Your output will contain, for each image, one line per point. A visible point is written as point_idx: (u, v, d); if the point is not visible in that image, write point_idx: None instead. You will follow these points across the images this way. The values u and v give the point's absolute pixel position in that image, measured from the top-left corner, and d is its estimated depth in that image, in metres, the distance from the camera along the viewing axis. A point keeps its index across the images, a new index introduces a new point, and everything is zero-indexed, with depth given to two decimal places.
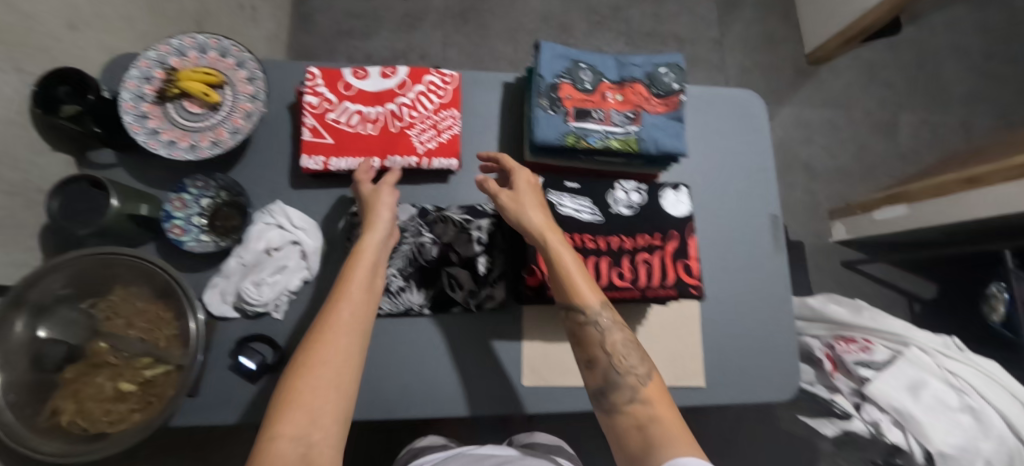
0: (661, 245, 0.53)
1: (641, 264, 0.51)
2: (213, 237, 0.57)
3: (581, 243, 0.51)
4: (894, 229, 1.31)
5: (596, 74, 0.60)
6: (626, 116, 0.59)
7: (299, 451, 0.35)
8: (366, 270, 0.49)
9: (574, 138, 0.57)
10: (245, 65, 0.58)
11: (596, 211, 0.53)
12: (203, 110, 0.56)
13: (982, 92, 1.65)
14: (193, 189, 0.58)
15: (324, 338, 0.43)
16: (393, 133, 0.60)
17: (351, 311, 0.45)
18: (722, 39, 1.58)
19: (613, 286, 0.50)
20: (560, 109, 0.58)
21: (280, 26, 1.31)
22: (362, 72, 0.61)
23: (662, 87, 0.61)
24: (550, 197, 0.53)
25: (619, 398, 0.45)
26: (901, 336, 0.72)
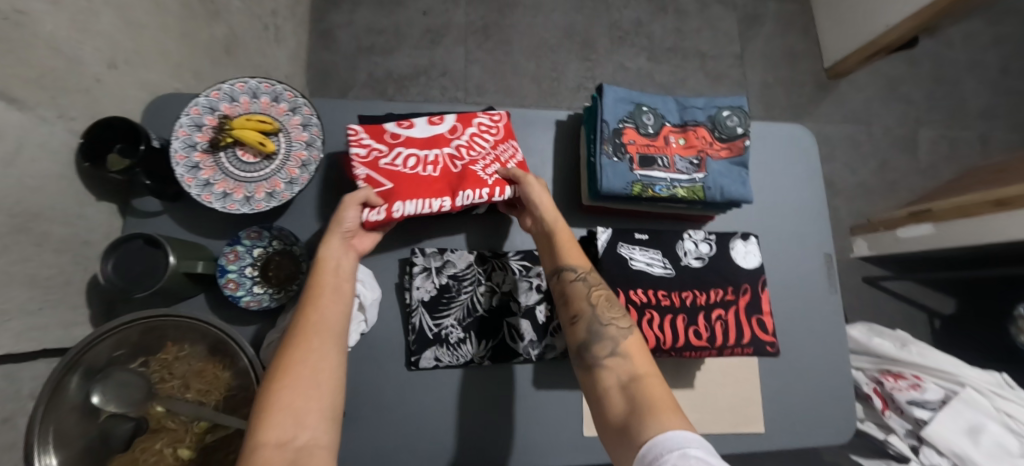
0: (734, 299, 0.52)
1: (716, 321, 0.50)
2: (266, 289, 0.55)
3: (657, 299, 0.50)
4: (919, 247, 1.31)
5: (658, 118, 0.59)
6: (691, 162, 0.58)
7: (288, 454, 0.35)
8: (333, 274, 0.48)
9: (640, 187, 0.56)
10: (299, 110, 0.56)
11: (667, 265, 0.52)
12: (257, 159, 0.54)
13: (999, 106, 1.66)
14: (247, 240, 0.56)
15: (301, 341, 0.42)
16: (456, 172, 0.57)
17: (324, 310, 0.45)
18: (743, 53, 1.57)
19: (691, 346, 0.48)
20: (625, 155, 0.57)
21: (299, 44, 1.28)
22: (407, 122, 0.60)
23: (725, 131, 0.59)
24: (620, 251, 0.52)
25: (600, 353, 0.45)
26: (953, 375, 0.72)
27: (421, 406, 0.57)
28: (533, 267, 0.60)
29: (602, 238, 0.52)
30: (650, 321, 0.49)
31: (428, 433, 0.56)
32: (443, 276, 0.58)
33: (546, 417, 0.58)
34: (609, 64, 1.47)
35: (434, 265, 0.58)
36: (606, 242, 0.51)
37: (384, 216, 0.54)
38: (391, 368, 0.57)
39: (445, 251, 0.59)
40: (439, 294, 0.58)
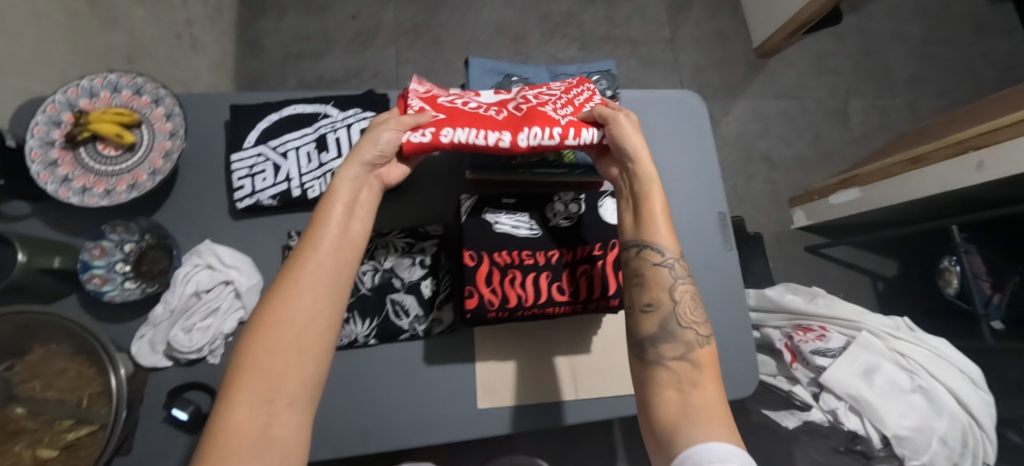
0: (602, 255, 0.51)
1: (581, 276, 0.50)
2: (138, 284, 0.55)
3: (519, 260, 0.50)
4: (851, 212, 1.34)
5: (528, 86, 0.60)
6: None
7: (262, 418, 0.37)
8: (331, 224, 0.45)
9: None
10: (162, 102, 0.55)
11: (534, 226, 0.52)
12: (118, 152, 0.53)
13: (924, 74, 1.72)
14: (114, 236, 0.55)
15: (288, 302, 0.41)
16: (522, 110, 0.53)
17: (325, 273, 0.43)
18: (674, 38, 1.61)
19: (553, 302, 0.49)
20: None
21: (224, 54, 1.27)
22: (475, 74, 0.59)
23: None
24: (486, 216, 0.52)
25: (670, 351, 0.45)
26: (854, 321, 0.73)
27: None
28: (417, 243, 0.60)
29: (466, 204, 0.52)
30: (512, 280, 0.49)
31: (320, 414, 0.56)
32: None
33: (440, 392, 0.58)
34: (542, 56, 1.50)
35: None
36: (470, 208, 0.52)
37: (431, 140, 0.48)
38: None
39: None
40: None
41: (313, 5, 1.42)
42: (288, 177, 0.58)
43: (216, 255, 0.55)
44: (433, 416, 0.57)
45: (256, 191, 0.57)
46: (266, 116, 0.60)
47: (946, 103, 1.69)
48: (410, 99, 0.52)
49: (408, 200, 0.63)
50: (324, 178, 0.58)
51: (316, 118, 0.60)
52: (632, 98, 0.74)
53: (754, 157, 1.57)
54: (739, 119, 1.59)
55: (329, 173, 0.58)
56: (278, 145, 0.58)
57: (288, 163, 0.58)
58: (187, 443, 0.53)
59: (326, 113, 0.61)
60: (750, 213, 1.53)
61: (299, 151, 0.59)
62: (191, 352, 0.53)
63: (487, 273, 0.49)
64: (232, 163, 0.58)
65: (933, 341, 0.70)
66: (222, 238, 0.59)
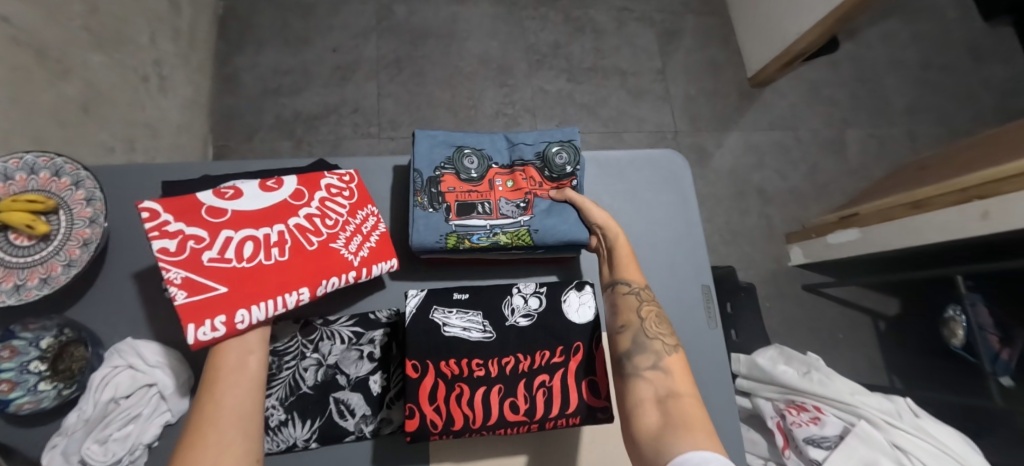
0: (563, 361, 0.46)
1: (539, 388, 0.45)
2: (55, 384, 0.49)
3: (469, 371, 0.45)
4: (851, 253, 1.29)
5: (483, 159, 0.56)
6: (517, 205, 0.54)
7: None
8: (236, 355, 0.44)
9: (455, 239, 0.52)
10: (82, 184, 0.51)
11: (487, 327, 0.47)
12: (30, 241, 0.48)
13: (923, 101, 1.67)
14: (25, 333, 0.48)
15: (213, 426, 0.38)
16: (310, 252, 0.49)
17: (239, 394, 0.41)
18: (664, 69, 1.57)
19: (505, 421, 0.44)
20: (442, 205, 0.53)
21: (197, 91, 1.24)
22: (230, 191, 0.49)
23: (554, 169, 0.56)
24: (433, 317, 0.47)
25: (642, 362, 0.45)
26: (851, 405, 0.68)
27: None
28: (366, 332, 0.55)
29: (412, 302, 0.47)
30: (459, 396, 0.44)
31: None
32: None
33: None
34: (528, 88, 1.46)
35: None
36: (416, 306, 0.47)
37: (225, 332, 0.43)
38: None
39: None
40: None
41: (292, 39, 1.38)
42: None
43: (140, 354, 0.50)
44: None
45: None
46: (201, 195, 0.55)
47: (947, 132, 1.63)
48: (166, 272, 0.43)
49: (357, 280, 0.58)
50: None
51: None
52: (609, 160, 0.71)
53: (748, 191, 1.52)
54: (732, 152, 1.54)
55: None
56: None
57: None
58: None
59: None
60: (745, 250, 1.47)
61: None
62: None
63: (431, 388, 0.44)
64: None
65: (937, 432, 0.65)
66: (151, 329, 0.54)
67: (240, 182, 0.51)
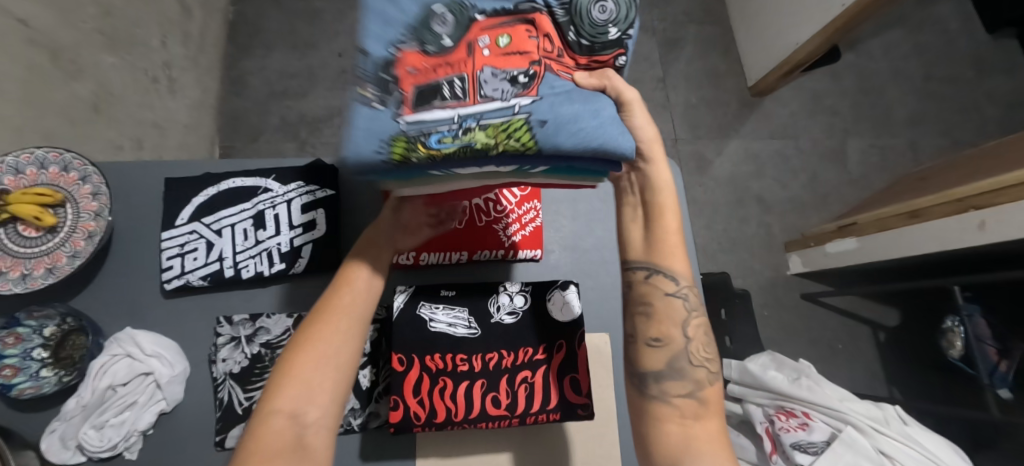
0: (545, 359, 0.47)
1: (521, 384, 0.46)
2: (56, 371, 0.51)
3: (453, 365, 0.46)
4: (849, 262, 1.29)
5: (462, 13, 0.34)
6: (510, 79, 0.32)
7: (293, 430, 0.38)
8: (371, 261, 0.47)
9: (403, 144, 0.29)
10: (88, 179, 0.53)
11: (473, 324, 0.48)
12: (38, 232, 0.50)
13: (925, 113, 1.67)
14: (29, 321, 0.51)
15: (328, 325, 0.43)
16: (479, 227, 0.59)
17: (356, 299, 0.45)
18: (665, 77, 1.58)
19: (487, 416, 0.45)
20: (396, 93, 0.31)
21: (206, 93, 1.27)
22: None
23: (583, 29, 0.36)
24: (421, 313, 0.48)
25: (674, 384, 0.44)
26: (839, 411, 0.68)
27: None
28: None
29: (400, 298, 0.48)
30: (442, 390, 0.45)
31: None
32: (255, 345, 0.54)
33: None
34: None
35: (244, 334, 0.54)
36: (404, 302, 0.48)
37: (412, 263, 0.58)
38: (194, 448, 0.52)
39: (258, 318, 0.55)
40: (250, 365, 0.53)
41: (300, 43, 1.42)
42: (220, 257, 0.55)
43: (137, 344, 0.52)
44: None
45: (185, 272, 0.55)
46: (202, 191, 0.57)
47: (949, 143, 1.63)
48: None
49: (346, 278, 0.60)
50: (259, 256, 0.55)
51: (255, 192, 0.57)
52: None
53: (747, 199, 1.52)
54: (732, 160, 1.55)
55: (264, 251, 0.55)
56: (212, 221, 0.56)
57: (222, 241, 0.55)
58: None
59: (267, 187, 0.57)
60: (743, 258, 1.47)
61: (234, 228, 0.56)
62: (102, 451, 0.49)
63: (415, 381, 0.45)
64: (163, 242, 0.55)
65: (928, 441, 0.64)
66: (151, 320, 0.56)
67: None
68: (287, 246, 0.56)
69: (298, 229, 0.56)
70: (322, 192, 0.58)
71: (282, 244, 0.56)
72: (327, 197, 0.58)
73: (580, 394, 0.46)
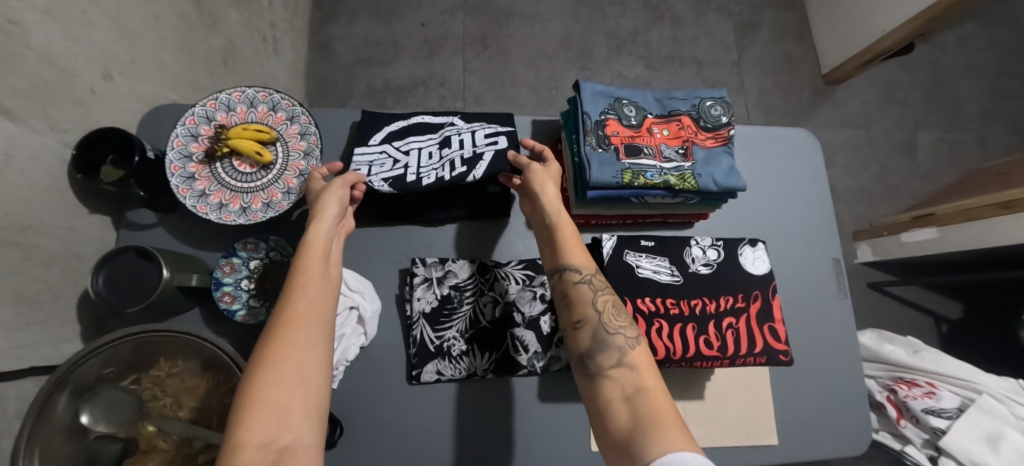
0: (745, 307, 0.50)
1: (728, 329, 0.49)
2: (261, 301, 0.53)
3: (665, 308, 0.49)
4: (924, 251, 1.30)
5: (640, 110, 0.57)
6: (678, 151, 0.55)
7: (269, 457, 0.32)
8: (321, 259, 0.44)
9: (630, 175, 0.52)
10: (296, 119, 0.55)
11: (675, 272, 0.52)
12: (254, 169, 0.54)
13: (995, 110, 1.67)
14: (243, 252, 0.55)
15: (289, 339, 0.38)
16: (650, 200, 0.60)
17: (313, 303, 0.41)
18: (741, 61, 1.58)
19: (702, 356, 0.47)
20: (610, 147, 0.54)
21: (298, 56, 1.29)
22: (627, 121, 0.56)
23: (710, 120, 0.58)
24: (627, 259, 0.51)
25: (605, 360, 0.42)
26: (968, 381, 0.70)
27: (422, 422, 0.55)
28: (536, 276, 0.59)
29: (607, 245, 0.51)
30: (659, 331, 0.48)
31: (428, 454, 0.54)
32: (444, 287, 0.57)
33: (552, 430, 0.56)
34: (607, 72, 1.48)
35: (435, 276, 0.57)
36: (612, 249, 0.51)
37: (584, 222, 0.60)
38: (389, 382, 0.56)
39: (447, 262, 0.58)
40: (440, 305, 0.56)
41: (384, 12, 1.42)
42: (406, 165, 0.56)
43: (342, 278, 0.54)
44: (552, 459, 0.55)
45: (372, 174, 0.55)
46: (392, 123, 0.60)
47: (1018, 141, 1.63)
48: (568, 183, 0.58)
49: (516, 227, 0.62)
50: (443, 188, 0.57)
51: (442, 126, 0.60)
52: (744, 136, 0.72)
53: None
54: None
55: (448, 176, 0.57)
56: (401, 144, 0.58)
57: (409, 159, 0.57)
58: None
59: (453, 124, 0.60)
60: None
61: (421, 166, 0.58)
62: None
63: (631, 321, 0.48)
64: (355, 156, 0.56)
65: None
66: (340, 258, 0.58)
67: (632, 113, 0.57)
68: (471, 191, 0.58)
69: None
70: (503, 144, 0.60)
71: (464, 175, 0.57)
72: (507, 132, 0.59)
73: (782, 341, 0.49)
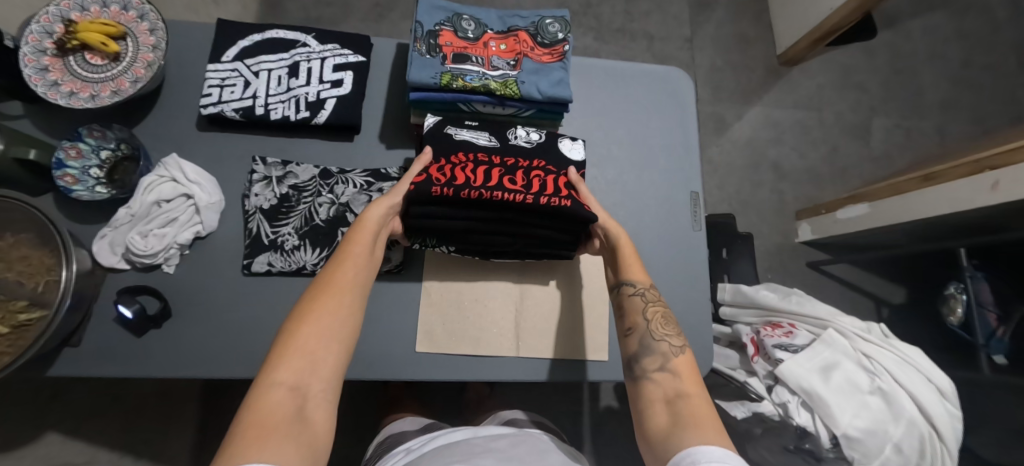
0: (556, 171, 0.55)
1: (535, 178, 0.53)
2: (110, 190, 0.58)
3: (475, 157, 0.53)
4: (857, 228, 1.28)
5: (479, 25, 0.59)
6: (508, 62, 0.57)
7: (296, 400, 0.37)
8: (370, 239, 0.47)
9: (449, 77, 0.54)
10: (146, 17, 0.59)
11: (493, 139, 0.57)
12: (104, 61, 0.57)
13: (959, 98, 1.62)
14: (89, 139, 0.57)
15: (341, 276, 0.44)
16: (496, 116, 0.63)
17: (356, 272, 0.45)
18: (694, 38, 1.58)
19: (503, 187, 0.50)
20: (439, 54, 0.56)
21: (246, 10, 1.33)
22: (465, 34, 0.58)
23: (547, 36, 0.59)
24: (447, 131, 0.56)
25: (649, 364, 0.47)
26: (823, 320, 0.71)
27: (254, 312, 0.58)
28: (377, 182, 0.61)
29: (431, 120, 0.56)
30: (464, 167, 0.51)
31: (258, 340, 0.58)
32: (284, 186, 0.60)
33: (379, 326, 0.59)
34: None
35: (275, 175, 0.60)
36: (432, 124, 0.56)
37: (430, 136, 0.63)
38: (227, 274, 0.59)
39: (289, 163, 0.61)
40: (278, 203, 0.59)
41: None
42: (254, 95, 0.60)
43: (181, 169, 0.57)
44: (374, 354, 0.59)
45: (221, 101, 0.59)
46: (247, 36, 0.62)
47: (980, 131, 1.58)
48: None
49: (367, 139, 0.64)
50: (288, 102, 0.60)
51: (294, 45, 0.62)
52: (616, 69, 0.73)
53: (763, 165, 1.52)
54: (751, 125, 1.54)
55: (294, 98, 0.60)
56: (252, 63, 0.61)
57: (258, 82, 0.60)
58: (133, 342, 0.56)
59: (306, 43, 0.63)
60: (753, 221, 1.48)
61: (271, 73, 0.61)
62: (147, 256, 0.55)
63: (440, 162, 0.52)
64: (208, 70, 0.60)
65: (903, 346, 0.67)
66: (192, 158, 0.61)
67: (472, 27, 0.59)
68: (315, 97, 0.61)
69: (327, 84, 0.61)
70: (355, 57, 0.63)
71: (311, 94, 0.61)
72: (358, 62, 0.63)
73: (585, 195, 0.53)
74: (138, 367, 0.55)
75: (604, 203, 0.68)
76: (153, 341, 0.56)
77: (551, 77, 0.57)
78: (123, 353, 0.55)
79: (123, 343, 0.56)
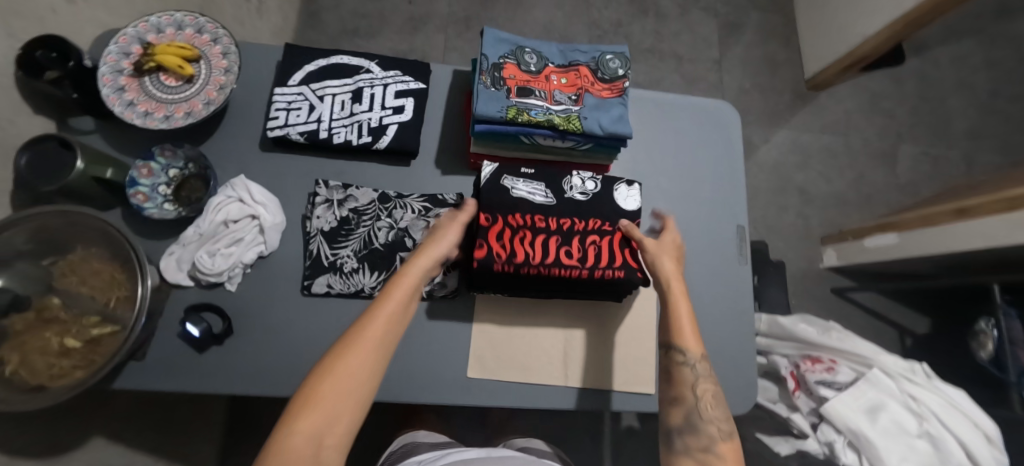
0: (610, 230, 0.56)
1: (591, 246, 0.55)
2: (177, 207, 0.59)
3: (532, 222, 0.55)
4: (885, 257, 1.28)
5: (542, 58, 0.61)
6: (570, 96, 0.58)
7: (310, 449, 0.38)
8: (408, 290, 0.48)
9: (515, 111, 0.55)
10: (219, 41, 0.61)
11: (549, 195, 0.57)
12: (179, 83, 0.59)
13: (987, 127, 1.62)
14: (161, 158, 0.59)
15: (372, 325, 0.44)
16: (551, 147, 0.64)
17: (389, 323, 0.45)
18: (722, 60, 1.59)
19: (560, 263, 0.53)
20: (503, 87, 0.57)
21: (286, 20, 1.35)
22: (527, 68, 0.59)
23: (607, 72, 0.61)
24: (504, 182, 0.57)
25: (694, 443, 0.48)
26: (866, 359, 0.71)
27: (311, 332, 0.59)
28: (434, 208, 0.62)
29: (487, 170, 0.57)
30: (523, 239, 0.54)
31: (313, 360, 0.59)
32: (344, 209, 0.61)
33: (431, 351, 0.60)
34: None
35: (336, 198, 0.61)
36: (490, 174, 0.57)
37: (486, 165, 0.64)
38: (287, 293, 0.60)
39: (349, 187, 0.62)
40: (338, 225, 0.60)
41: None
42: (319, 119, 0.61)
43: (247, 190, 0.59)
44: (426, 378, 0.59)
45: (288, 124, 0.61)
46: (313, 61, 0.64)
47: (1008, 161, 1.57)
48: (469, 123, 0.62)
49: (423, 164, 0.66)
50: (351, 127, 0.62)
51: (358, 71, 0.64)
52: (666, 101, 0.74)
53: (789, 189, 1.52)
54: (777, 149, 1.55)
55: (356, 123, 0.62)
56: (317, 88, 0.62)
57: (322, 106, 0.62)
58: (193, 359, 0.57)
59: (369, 69, 0.64)
60: (777, 244, 1.48)
61: (335, 98, 0.62)
62: (212, 275, 0.56)
63: (499, 230, 0.53)
64: (275, 94, 0.62)
65: (950, 390, 0.67)
66: (255, 178, 0.63)
67: (534, 61, 0.60)
68: (377, 122, 0.62)
69: (389, 111, 0.63)
70: (415, 84, 0.65)
71: (373, 119, 0.62)
72: (418, 89, 0.64)
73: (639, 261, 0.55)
74: (198, 383, 0.56)
75: (652, 236, 0.69)
76: (213, 358, 0.57)
77: (612, 114, 0.58)
78: (183, 369, 0.56)
79: (184, 359, 0.57)
